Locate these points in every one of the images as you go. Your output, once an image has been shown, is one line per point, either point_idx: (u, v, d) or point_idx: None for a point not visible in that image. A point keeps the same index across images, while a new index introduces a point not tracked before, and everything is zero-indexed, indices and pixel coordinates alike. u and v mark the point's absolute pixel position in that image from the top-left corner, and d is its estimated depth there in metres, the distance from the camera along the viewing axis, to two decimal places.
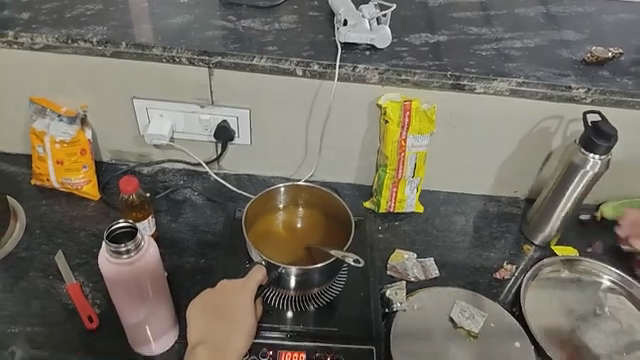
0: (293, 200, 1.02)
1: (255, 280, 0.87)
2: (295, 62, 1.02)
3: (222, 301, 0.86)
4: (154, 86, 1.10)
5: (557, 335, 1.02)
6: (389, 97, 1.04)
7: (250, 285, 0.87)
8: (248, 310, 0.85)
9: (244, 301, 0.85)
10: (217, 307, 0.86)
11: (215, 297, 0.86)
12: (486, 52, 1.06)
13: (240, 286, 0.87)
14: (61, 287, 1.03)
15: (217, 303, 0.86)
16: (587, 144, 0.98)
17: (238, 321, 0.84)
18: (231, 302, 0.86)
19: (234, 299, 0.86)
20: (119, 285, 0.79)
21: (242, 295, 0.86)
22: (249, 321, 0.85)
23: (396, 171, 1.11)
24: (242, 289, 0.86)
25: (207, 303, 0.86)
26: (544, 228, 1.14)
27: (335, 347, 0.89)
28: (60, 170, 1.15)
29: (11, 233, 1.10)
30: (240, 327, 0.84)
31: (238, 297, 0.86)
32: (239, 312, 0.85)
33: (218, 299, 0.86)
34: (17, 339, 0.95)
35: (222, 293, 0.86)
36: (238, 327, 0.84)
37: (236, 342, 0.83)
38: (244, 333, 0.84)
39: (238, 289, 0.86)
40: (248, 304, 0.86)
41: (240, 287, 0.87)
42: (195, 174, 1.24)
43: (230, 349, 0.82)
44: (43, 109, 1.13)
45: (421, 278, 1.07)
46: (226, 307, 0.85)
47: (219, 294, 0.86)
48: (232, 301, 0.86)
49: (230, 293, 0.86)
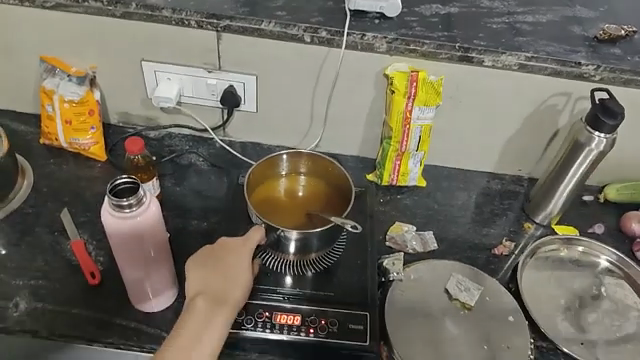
0: (295, 168, 1.02)
1: (254, 239, 0.90)
2: (303, 28, 1.01)
3: (222, 256, 0.88)
4: (163, 49, 1.10)
5: (552, 312, 1.03)
6: (396, 68, 1.04)
7: (249, 244, 0.89)
8: (247, 266, 0.87)
9: (244, 257, 0.87)
10: (217, 261, 0.87)
11: (215, 253, 0.88)
12: (497, 26, 1.05)
13: (240, 244, 0.89)
14: (66, 244, 1.04)
15: (217, 258, 0.87)
16: (593, 122, 0.98)
17: (237, 275, 0.86)
18: (231, 257, 0.87)
19: (234, 255, 0.88)
20: (121, 240, 0.79)
21: (242, 251, 0.88)
22: (247, 276, 0.86)
23: (400, 144, 1.11)
24: (242, 247, 0.89)
25: (206, 258, 0.88)
26: (546, 206, 1.14)
27: (330, 312, 0.91)
28: (68, 129, 1.16)
29: (18, 191, 1.11)
30: (240, 280, 0.85)
31: (238, 253, 0.88)
32: (238, 267, 0.86)
33: (218, 254, 0.88)
34: (21, 291, 0.96)
35: (222, 250, 0.88)
36: (237, 280, 0.85)
37: (235, 294, 0.84)
38: (243, 286, 0.85)
39: (238, 247, 0.89)
40: (247, 261, 0.88)
41: (240, 245, 0.89)
42: (201, 140, 1.25)
43: (229, 299, 0.83)
44: (53, 68, 1.15)
45: (419, 251, 1.08)
46: (226, 261, 0.87)
47: (220, 250, 0.88)
48: (232, 257, 0.87)
49: (231, 249, 0.88)
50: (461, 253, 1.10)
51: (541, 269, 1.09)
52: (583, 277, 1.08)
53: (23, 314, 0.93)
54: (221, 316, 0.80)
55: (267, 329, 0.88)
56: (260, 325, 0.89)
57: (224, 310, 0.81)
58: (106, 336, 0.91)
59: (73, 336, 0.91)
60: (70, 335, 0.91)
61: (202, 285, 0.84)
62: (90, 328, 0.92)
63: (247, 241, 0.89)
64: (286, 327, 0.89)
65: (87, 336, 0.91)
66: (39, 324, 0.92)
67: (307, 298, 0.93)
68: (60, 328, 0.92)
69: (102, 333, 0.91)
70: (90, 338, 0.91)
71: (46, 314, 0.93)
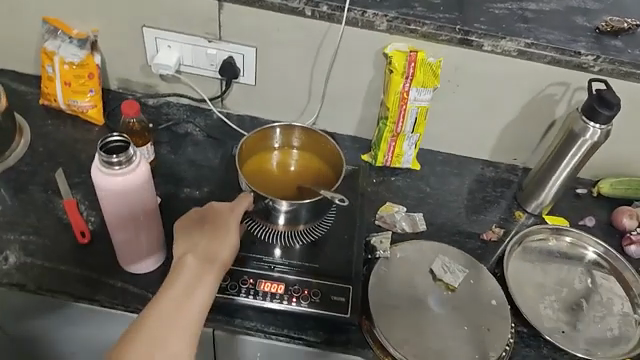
0: (287, 142, 1.03)
1: (243, 204, 0.90)
2: (304, 2, 1.01)
3: (209, 219, 0.87)
4: (164, 15, 1.10)
5: (535, 300, 1.03)
6: (395, 47, 1.03)
7: (238, 207, 0.89)
8: (234, 228, 0.87)
9: (231, 220, 0.87)
10: (205, 224, 0.87)
11: (203, 216, 0.88)
12: (499, 11, 1.05)
13: (228, 207, 0.89)
14: (58, 202, 1.05)
15: (205, 221, 0.87)
16: (589, 112, 0.97)
17: (225, 237, 0.85)
18: (218, 220, 0.87)
19: (222, 218, 0.88)
20: (110, 198, 0.80)
21: (230, 214, 0.88)
22: (235, 237, 0.86)
23: (396, 124, 1.11)
24: (230, 210, 0.89)
25: (194, 222, 0.88)
26: (538, 196, 1.14)
27: (314, 282, 0.95)
28: (67, 91, 1.16)
29: (14, 149, 1.12)
30: (227, 242, 0.85)
31: (226, 216, 0.88)
32: (226, 229, 0.86)
33: (206, 217, 0.88)
34: (12, 245, 0.98)
35: (210, 213, 0.88)
36: (225, 241, 0.85)
37: (222, 254, 0.83)
38: (230, 247, 0.85)
39: (226, 210, 0.89)
40: (235, 223, 0.87)
41: (228, 209, 0.89)
42: (198, 110, 1.25)
43: (215, 259, 0.83)
44: (55, 30, 1.15)
45: (408, 231, 1.09)
46: (213, 224, 0.87)
47: (207, 213, 0.88)
48: (220, 220, 0.87)
49: (218, 212, 0.88)
50: (450, 237, 1.11)
51: (528, 257, 1.09)
52: (568, 268, 1.08)
53: (12, 268, 0.95)
54: (206, 276, 0.80)
55: (251, 296, 0.93)
56: (243, 291, 0.93)
57: (211, 269, 0.81)
58: (92, 294, 0.94)
59: (60, 292, 0.94)
60: (58, 291, 0.94)
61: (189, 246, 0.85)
62: (77, 286, 0.94)
63: (236, 205, 0.90)
64: (269, 294, 0.93)
65: (74, 293, 0.94)
66: (28, 278, 0.94)
67: (292, 269, 0.96)
68: (48, 283, 0.94)
69: (89, 291, 0.94)
70: (77, 295, 0.94)
71: (35, 269, 0.95)
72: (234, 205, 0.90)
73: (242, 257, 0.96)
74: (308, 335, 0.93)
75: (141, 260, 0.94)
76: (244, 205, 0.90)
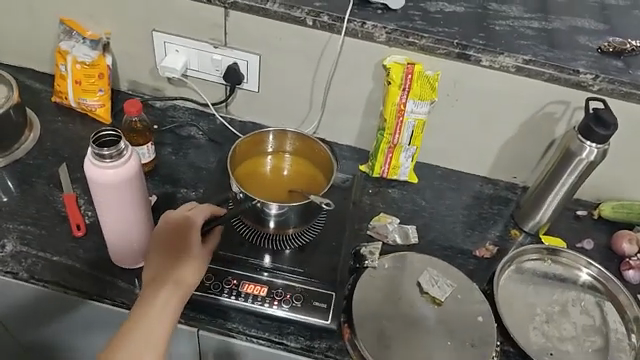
0: (280, 146, 1.07)
1: (200, 216, 0.90)
2: (306, 11, 1.04)
3: (170, 237, 0.88)
4: (171, 20, 1.13)
5: (525, 321, 1.01)
6: (394, 59, 1.05)
7: (196, 221, 0.89)
8: (195, 247, 0.88)
9: (191, 237, 0.88)
10: (165, 243, 0.87)
11: (162, 234, 0.88)
12: (500, 28, 1.06)
13: (184, 222, 0.88)
14: (58, 195, 1.09)
15: (165, 239, 0.88)
16: (585, 131, 0.97)
17: (187, 258, 0.87)
18: (179, 239, 0.88)
19: (182, 236, 0.88)
20: (101, 192, 0.83)
21: (189, 230, 0.88)
22: (198, 256, 0.88)
23: (392, 136, 1.12)
24: (188, 226, 0.88)
25: (159, 242, 0.88)
26: (534, 215, 1.12)
27: (298, 287, 0.96)
28: (78, 89, 1.19)
29: (22, 143, 1.16)
30: (190, 262, 0.86)
31: (185, 233, 0.88)
32: (190, 250, 0.87)
33: (165, 235, 0.88)
34: (11, 234, 1.02)
35: (169, 230, 0.88)
36: (189, 265, 0.86)
37: (187, 277, 0.86)
38: (195, 271, 0.86)
39: (184, 226, 0.88)
40: (196, 240, 0.88)
41: (185, 224, 0.88)
42: (202, 114, 1.27)
43: (180, 285, 0.85)
44: (71, 31, 1.18)
45: (399, 243, 1.09)
46: (175, 244, 0.87)
47: (166, 231, 0.88)
48: (180, 237, 0.88)
49: (177, 230, 0.88)
50: (441, 251, 1.10)
51: (523, 276, 1.07)
52: (562, 289, 1.06)
53: (8, 255, 0.99)
54: (172, 303, 0.83)
55: (233, 296, 0.94)
56: (226, 291, 0.94)
57: (176, 297, 0.84)
58: (81, 286, 0.97)
59: (51, 282, 0.97)
60: (49, 281, 0.97)
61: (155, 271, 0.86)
62: (68, 277, 0.98)
63: (193, 218, 0.89)
64: (251, 296, 0.94)
65: (65, 284, 0.97)
66: (22, 266, 0.98)
67: (279, 273, 0.98)
68: (40, 273, 0.98)
69: (79, 283, 0.97)
70: (67, 286, 0.97)
71: (29, 258, 0.99)
72: (190, 217, 0.89)
73: (230, 258, 0.98)
74: (288, 340, 0.93)
75: (139, 257, 0.97)
76: (201, 217, 0.90)
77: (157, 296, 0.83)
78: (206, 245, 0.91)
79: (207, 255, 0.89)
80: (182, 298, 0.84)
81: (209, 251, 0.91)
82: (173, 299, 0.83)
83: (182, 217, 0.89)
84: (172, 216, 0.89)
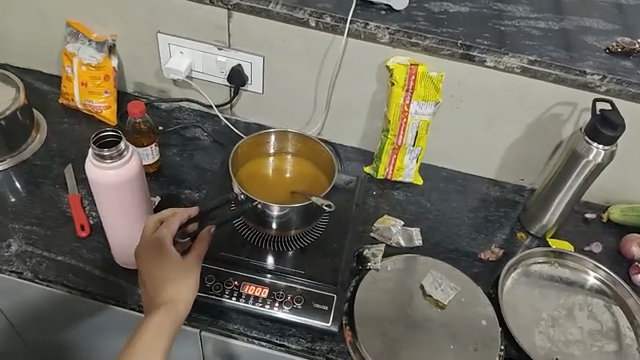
0: (282, 148, 1.07)
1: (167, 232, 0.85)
2: (309, 12, 1.03)
3: (147, 263, 0.84)
4: (176, 22, 1.13)
5: (530, 325, 0.99)
6: (397, 60, 1.04)
7: (166, 238, 0.85)
8: (175, 265, 0.84)
9: (167, 257, 0.84)
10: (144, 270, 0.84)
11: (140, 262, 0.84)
12: (506, 28, 1.05)
13: (155, 243, 0.84)
14: (64, 196, 1.10)
15: (143, 266, 0.84)
16: (592, 133, 0.95)
17: (172, 278, 0.84)
18: (155, 263, 0.84)
19: (158, 258, 0.84)
20: (102, 192, 0.85)
21: (162, 250, 0.84)
22: (182, 273, 0.84)
23: (396, 137, 1.11)
24: (159, 246, 0.84)
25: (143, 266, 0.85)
26: (541, 218, 1.10)
27: (299, 289, 0.96)
28: (84, 91, 1.20)
29: (29, 144, 1.17)
30: (174, 281, 0.83)
31: (160, 255, 0.84)
32: (169, 267, 0.84)
33: (142, 262, 0.84)
34: (16, 234, 1.03)
35: (143, 256, 0.84)
36: (175, 283, 0.83)
37: (175, 296, 0.83)
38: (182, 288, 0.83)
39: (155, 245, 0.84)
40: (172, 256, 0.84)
41: (157, 245, 0.84)
42: (208, 116, 1.27)
43: (171, 305, 0.82)
44: (77, 33, 1.18)
45: (403, 245, 1.08)
46: (152, 269, 0.84)
47: (141, 258, 0.84)
48: (157, 260, 0.84)
49: (150, 254, 0.84)
50: (446, 254, 1.09)
51: (529, 279, 1.05)
52: (569, 293, 1.04)
53: (13, 255, 1.00)
54: (167, 325, 0.81)
55: (234, 298, 0.94)
56: (227, 292, 0.94)
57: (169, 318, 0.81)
58: (85, 286, 0.97)
59: (55, 282, 0.98)
60: (53, 280, 0.98)
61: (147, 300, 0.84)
62: (71, 277, 0.98)
63: (161, 237, 0.84)
64: (252, 297, 0.94)
65: (68, 283, 0.97)
66: (26, 266, 0.99)
67: (282, 275, 0.97)
68: (44, 272, 0.98)
69: (82, 282, 0.98)
70: (71, 286, 0.97)
71: (33, 258, 1.00)
72: (159, 236, 0.85)
73: (233, 259, 0.98)
74: (289, 342, 0.93)
75: None
76: (170, 232, 0.85)
77: (152, 325, 0.80)
78: (189, 257, 0.87)
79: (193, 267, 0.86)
80: (178, 320, 0.82)
81: (194, 261, 0.87)
82: (168, 325, 0.81)
83: (151, 239, 0.85)
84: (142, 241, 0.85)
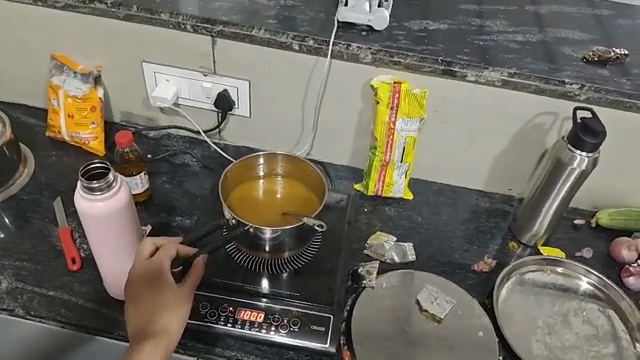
0: (272, 170, 1.08)
1: (166, 258, 0.85)
2: (291, 36, 1.05)
3: (143, 286, 0.84)
4: (161, 52, 1.14)
5: (527, 334, 0.99)
6: (381, 79, 1.06)
7: (163, 265, 0.85)
8: (172, 289, 0.85)
9: (165, 281, 0.84)
10: (139, 292, 0.84)
11: (134, 286, 0.84)
12: (485, 43, 1.07)
13: (153, 267, 0.84)
14: (54, 230, 1.09)
15: (138, 288, 0.84)
16: (574, 141, 0.97)
17: (167, 302, 0.84)
18: (151, 289, 0.84)
19: (154, 285, 0.84)
20: (92, 224, 0.84)
21: (159, 274, 0.84)
22: (177, 297, 0.85)
23: (384, 154, 1.12)
24: (157, 272, 0.84)
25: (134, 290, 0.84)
26: (531, 226, 1.12)
27: (295, 311, 0.96)
28: (71, 123, 1.20)
29: (17, 179, 1.17)
30: (169, 308, 0.84)
31: (157, 282, 0.84)
32: (165, 294, 0.84)
33: (137, 286, 0.84)
34: (6, 271, 1.02)
35: (139, 278, 0.84)
36: (169, 310, 0.84)
37: (169, 324, 0.84)
38: (175, 315, 0.84)
39: (152, 270, 0.84)
40: (169, 283, 0.85)
41: (155, 268, 0.85)
42: (196, 142, 1.28)
43: (164, 332, 0.83)
44: (62, 66, 1.19)
45: (397, 261, 1.09)
46: (148, 294, 0.84)
47: (136, 283, 0.84)
48: (154, 284, 0.84)
49: (146, 280, 0.84)
50: (440, 267, 1.09)
51: (523, 288, 1.06)
52: (563, 299, 1.05)
53: (4, 292, 0.99)
54: (158, 352, 0.81)
55: (230, 324, 0.94)
56: (223, 318, 0.94)
57: (162, 346, 0.82)
58: (78, 320, 0.96)
59: (47, 317, 0.96)
60: (45, 316, 0.97)
61: (138, 322, 0.84)
62: (64, 312, 0.97)
63: (160, 263, 0.85)
64: (248, 322, 0.94)
65: (61, 319, 0.96)
66: (18, 303, 0.98)
67: (278, 298, 0.97)
68: (36, 308, 0.97)
69: (75, 317, 0.97)
70: (63, 321, 0.96)
71: (25, 294, 0.99)
72: (157, 263, 0.85)
73: (227, 285, 0.98)
74: None
75: None
76: (169, 259, 0.85)
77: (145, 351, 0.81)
78: (184, 285, 0.87)
79: (187, 296, 0.87)
80: (171, 345, 0.83)
81: (189, 289, 0.87)
82: (162, 348, 0.82)
83: (148, 263, 0.85)
84: (138, 264, 0.85)
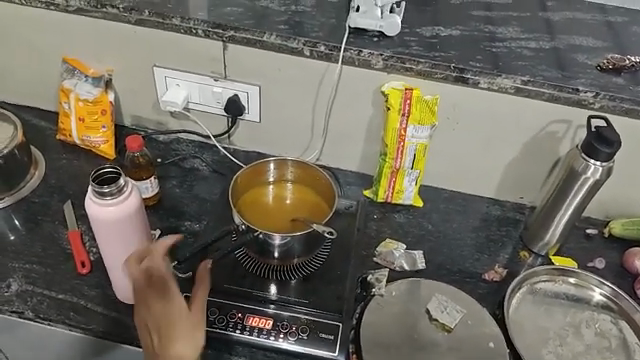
0: (282, 175, 1.07)
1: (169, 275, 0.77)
2: (303, 42, 1.05)
3: (150, 308, 0.76)
4: (171, 56, 1.14)
5: (538, 344, 0.98)
6: (392, 85, 1.05)
7: (168, 283, 0.77)
8: (181, 310, 0.76)
9: (172, 300, 0.76)
10: (149, 305, 0.76)
11: (142, 307, 0.77)
12: (498, 50, 1.06)
13: (157, 287, 0.77)
14: (64, 233, 1.09)
15: (148, 300, 0.77)
16: (588, 150, 0.95)
17: (177, 325, 0.76)
18: (157, 311, 0.76)
19: (160, 306, 0.76)
20: (102, 229, 0.84)
21: (170, 289, 0.77)
22: (187, 318, 0.76)
23: (394, 160, 1.12)
24: (162, 291, 0.77)
25: (142, 312, 0.77)
26: (543, 235, 1.10)
27: (303, 318, 0.95)
28: (82, 127, 1.21)
29: (28, 181, 1.17)
30: (180, 332, 0.76)
31: (163, 302, 0.76)
32: (173, 315, 0.76)
33: (144, 307, 0.77)
34: (16, 274, 1.02)
35: (150, 290, 0.77)
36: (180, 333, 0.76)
37: (182, 348, 0.75)
38: (188, 338, 0.76)
39: (156, 290, 0.77)
40: (177, 303, 0.76)
41: (160, 287, 0.77)
42: (206, 146, 1.28)
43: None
44: (73, 69, 1.19)
45: (406, 269, 1.08)
46: (155, 316, 0.76)
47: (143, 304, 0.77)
48: (161, 305, 0.76)
49: (152, 301, 0.77)
50: (450, 276, 1.08)
51: (535, 297, 1.04)
52: (575, 310, 1.04)
53: (13, 295, 0.99)
54: None
55: (238, 330, 0.93)
56: (231, 325, 0.94)
57: None
58: (87, 323, 0.96)
59: (57, 320, 0.96)
60: (54, 319, 0.97)
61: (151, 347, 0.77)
62: (72, 315, 0.97)
63: (164, 280, 0.77)
64: (257, 329, 0.93)
65: (70, 322, 0.96)
66: (27, 305, 0.98)
67: (286, 305, 0.96)
68: (46, 311, 0.97)
69: (84, 320, 0.97)
70: (72, 324, 0.96)
71: (34, 297, 0.99)
72: (162, 280, 0.77)
73: (236, 292, 0.97)
74: None
75: None
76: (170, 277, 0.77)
77: None
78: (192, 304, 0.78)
79: (197, 316, 0.77)
80: None
81: (197, 309, 0.78)
82: None
83: (152, 281, 0.77)
84: (140, 282, 0.78)
